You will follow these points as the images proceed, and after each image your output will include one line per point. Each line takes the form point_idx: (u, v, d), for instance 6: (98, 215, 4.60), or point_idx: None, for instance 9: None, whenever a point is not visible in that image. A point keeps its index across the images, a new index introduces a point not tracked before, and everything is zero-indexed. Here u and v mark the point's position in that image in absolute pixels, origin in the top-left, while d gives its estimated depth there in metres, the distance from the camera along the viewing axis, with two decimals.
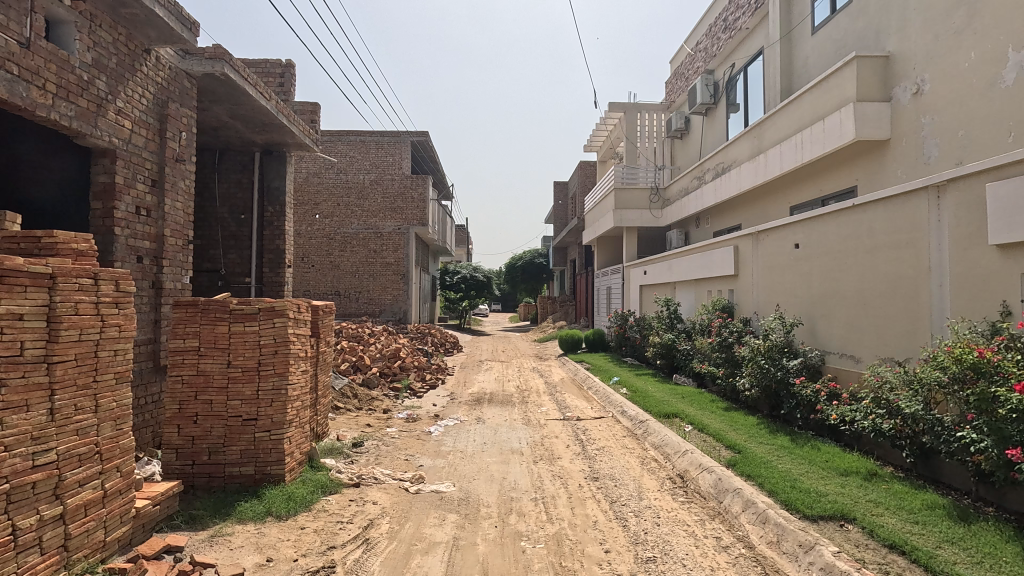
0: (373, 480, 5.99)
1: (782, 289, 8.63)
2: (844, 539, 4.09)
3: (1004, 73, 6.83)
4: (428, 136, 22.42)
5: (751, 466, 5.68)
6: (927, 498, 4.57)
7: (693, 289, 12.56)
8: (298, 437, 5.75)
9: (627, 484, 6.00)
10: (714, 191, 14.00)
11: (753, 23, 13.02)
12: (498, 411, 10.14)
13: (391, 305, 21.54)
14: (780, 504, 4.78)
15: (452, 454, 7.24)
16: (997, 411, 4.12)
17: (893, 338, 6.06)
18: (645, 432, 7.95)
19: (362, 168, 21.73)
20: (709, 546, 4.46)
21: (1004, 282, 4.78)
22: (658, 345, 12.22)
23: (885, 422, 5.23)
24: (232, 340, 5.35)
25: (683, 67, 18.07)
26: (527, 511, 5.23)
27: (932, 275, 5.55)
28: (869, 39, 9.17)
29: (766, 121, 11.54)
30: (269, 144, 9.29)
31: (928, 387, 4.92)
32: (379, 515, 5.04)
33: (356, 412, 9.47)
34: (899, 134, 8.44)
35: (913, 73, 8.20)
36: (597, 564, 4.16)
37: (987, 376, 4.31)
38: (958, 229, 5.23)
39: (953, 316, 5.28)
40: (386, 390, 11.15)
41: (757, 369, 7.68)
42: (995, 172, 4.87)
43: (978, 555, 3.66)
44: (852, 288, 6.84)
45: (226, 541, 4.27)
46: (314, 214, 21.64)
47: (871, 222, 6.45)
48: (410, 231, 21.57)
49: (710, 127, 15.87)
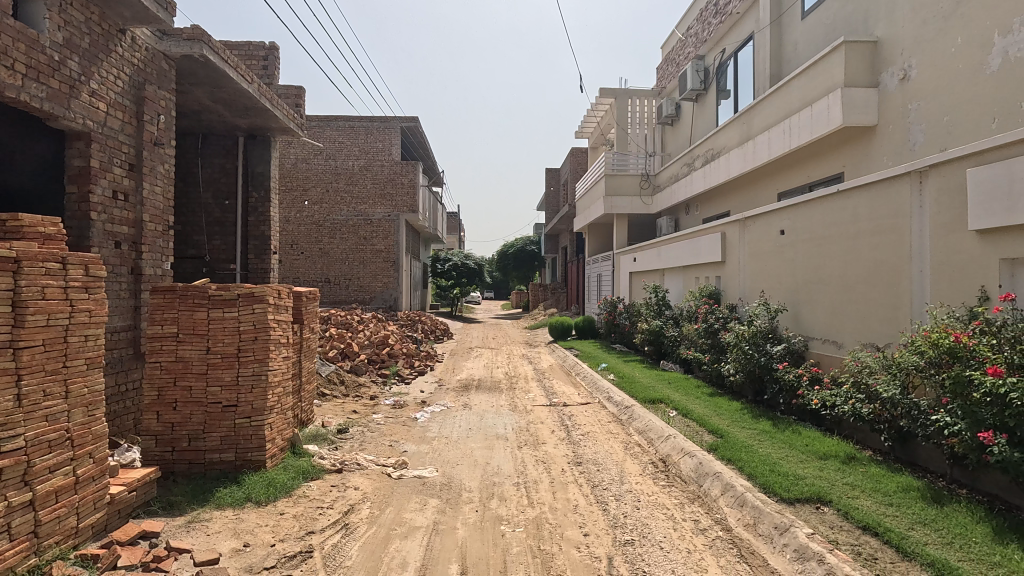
0: (356, 465, 5.99)
1: (767, 276, 8.65)
2: (819, 521, 4.14)
3: (989, 59, 6.81)
4: (417, 121, 22.15)
5: (732, 450, 5.71)
6: (902, 480, 4.63)
7: (681, 276, 12.58)
8: (279, 424, 5.72)
9: (610, 469, 6.04)
10: (704, 177, 13.98)
11: (743, 8, 12.91)
12: (485, 397, 10.15)
13: (382, 292, 21.45)
14: (759, 488, 4.82)
15: (437, 440, 7.23)
16: (971, 395, 4.11)
17: (875, 324, 6.09)
18: (630, 417, 8.00)
19: (352, 155, 21.50)
20: (687, 529, 4.50)
21: (983, 268, 4.78)
22: (647, 332, 12.27)
23: (864, 407, 5.29)
24: (211, 327, 5.30)
25: (674, 53, 17.91)
26: (509, 496, 5.25)
27: (913, 261, 5.57)
28: (857, 25, 9.12)
29: (755, 107, 11.51)
30: (252, 129, 9.14)
31: (907, 371, 4.94)
32: (360, 501, 5.04)
33: (343, 399, 9.46)
34: (887, 121, 8.42)
35: (900, 59, 8.18)
36: (576, 548, 4.18)
37: (963, 360, 4.29)
38: (941, 214, 5.23)
39: (933, 302, 5.30)
40: (375, 376, 11.15)
41: (741, 355, 7.72)
42: (976, 157, 4.86)
43: (948, 536, 3.71)
44: (835, 274, 6.87)
45: (203, 527, 4.26)
46: (303, 201, 21.40)
47: (855, 208, 6.45)
48: (400, 217, 21.48)
49: (700, 113, 15.81)
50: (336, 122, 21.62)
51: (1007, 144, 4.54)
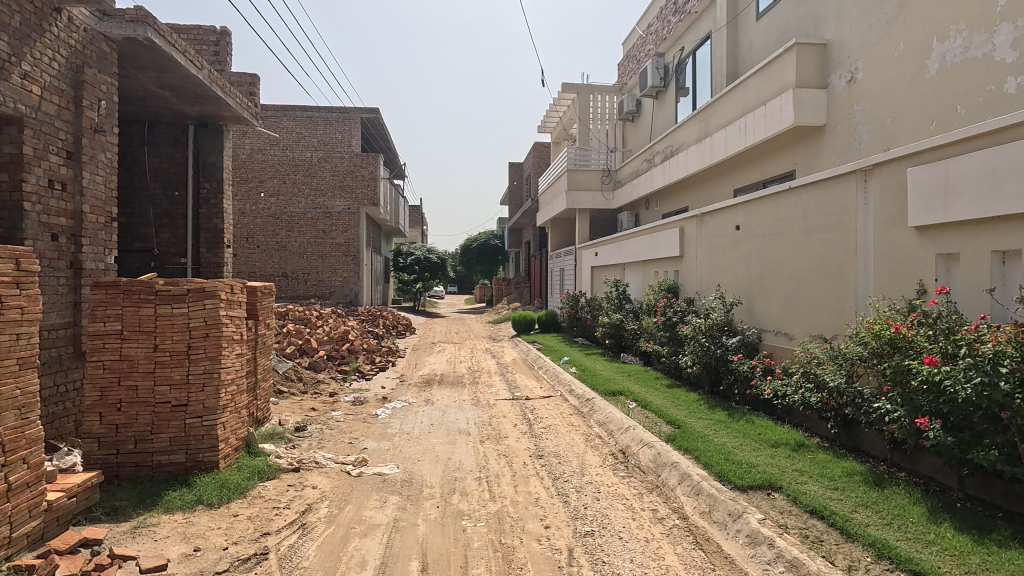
0: (314, 464, 5.86)
1: (723, 270, 8.88)
2: (769, 507, 4.29)
3: (928, 64, 7.16)
4: (378, 112, 21.74)
5: (689, 440, 5.85)
6: (847, 465, 4.85)
7: (641, 271, 12.78)
8: (233, 422, 5.54)
9: (571, 461, 6.11)
10: (663, 173, 14.24)
11: (701, 7, 13.17)
12: (448, 392, 10.10)
13: (341, 287, 21.03)
14: (714, 476, 4.97)
15: (398, 436, 7.14)
16: (909, 383, 4.32)
17: (823, 316, 6.35)
18: (591, 410, 8.11)
19: (310, 146, 20.92)
20: (646, 518, 4.60)
21: (921, 263, 5.03)
22: (608, 326, 12.45)
23: (813, 396, 5.51)
24: (159, 323, 5.08)
25: (634, 50, 18.14)
26: (471, 491, 5.23)
27: (858, 256, 5.82)
28: (808, 27, 9.44)
29: (712, 105, 11.78)
30: (203, 117, 8.78)
31: (852, 361, 5.16)
32: (318, 500, 4.93)
33: (301, 396, 9.26)
34: (835, 121, 8.75)
35: (848, 61, 8.51)
36: (536, 541, 4.21)
37: (903, 350, 4.49)
38: (884, 211, 5.46)
39: (876, 295, 5.54)
40: (334, 373, 10.94)
41: (698, 347, 7.93)
42: (915, 157, 5.10)
43: (888, 517, 3.91)
44: (786, 268, 7.12)
45: (150, 533, 4.10)
46: (259, 192, 20.75)
47: (805, 204, 6.69)
48: (360, 210, 21.09)
49: (660, 110, 16.08)
50: (293, 112, 20.92)
51: (943, 145, 4.79)
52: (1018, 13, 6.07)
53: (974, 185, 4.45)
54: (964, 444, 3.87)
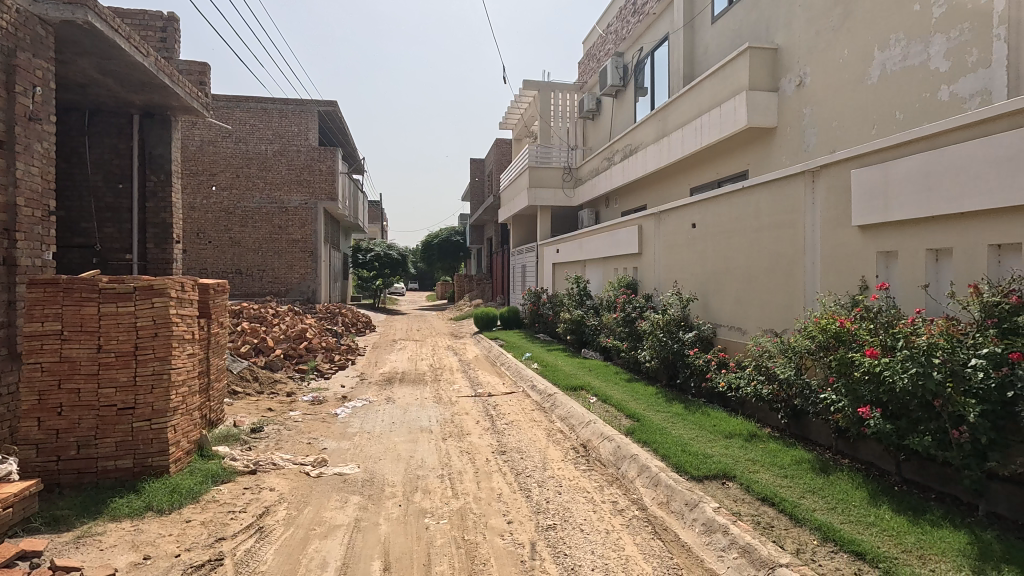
0: (271, 465, 5.72)
1: (680, 267, 9.12)
2: (724, 496, 4.45)
3: (870, 70, 7.53)
4: (336, 106, 21.29)
5: (647, 433, 5.99)
6: (796, 454, 5.07)
7: (601, 267, 12.96)
8: (185, 425, 5.35)
9: (533, 456, 6.16)
10: (622, 171, 14.47)
11: (659, 9, 13.45)
12: (409, 390, 10.01)
13: (298, 283, 20.54)
14: (671, 467, 5.11)
15: (359, 435, 7.04)
16: (852, 374, 4.55)
17: (774, 311, 6.61)
18: (553, 405, 8.20)
19: (264, 138, 20.28)
20: (606, 510, 4.69)
21: (862, 260, 5.31)
22: (569, 322, 12.60)
23: (765, 388, 5.74)
24: (103, 323, 4.84)
25: (594, 49, 18.35)
26: (433, 488, 5.21)
27: (806, 253, 6.08)
28: (760, 32, 9.77)
29: (669, 105, 12.05)
30: (149, 106, 8.40)
31: (800, 354, 5.40)
32: (277, 502, 4.82)
33: (257, 396, 9.00)
34: (785, 123, 9.11)
35: (796, 66, 8.87)
36: (499, 536, 4.24)
37: (847, 343, 4.72)
38: (830, 210, 5.73)
39: (822, 291, 5.81)
40: (292, 372, 10.68)
41: (657, 342, 8.13)
42: (858, 160, 5.37)
43: (833, 502, 4.12)
44: (739, 264, 7.37)
45: (95, 542, 3.92)
46: (210, 186, 19.95)
47: (757, 203, 6.94)
48: (318, 206, 20.59)
49: (620, 109, 16.34)
50: (246, 103, 20.24)
51: (883, 148, 5.05)
52: (951, 24, 6.44)
53: (911, 187, 4.72)
54: (901, 430, 4.11)
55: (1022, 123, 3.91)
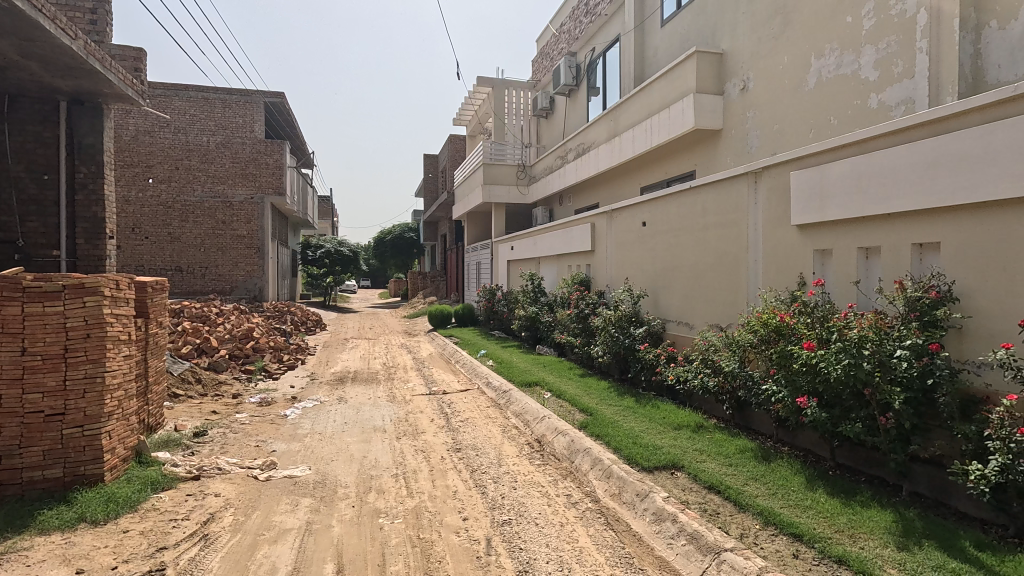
0: (216, 471, 5.50)
1: (631, 264, 9.33)
2: (673, 485, 4.60)
3: (807, 77, 7.93)
4: (284, 97, 20.64)
5: (599, 427, 6.12)
6: (740, 443, 5.30)
7: (555, 264, 13.10)
8: (121, 430, 5.08)
9: (488, 453, 6.18)
10: (575, 169, 14.65)
11: (611, 10, 13.67)
12: (362, 389, 9.84)
13: (244, 281, 19.79)
14: (623, 459, 5.25)
15: (309, 436, 6.88)
16: (792, 366, 4.78)
17: (720, 306, 6.86)
18: (508, 402, 8.24)
19: (206, 129, 19.39)
20: (560, 504, 4.77)
21: (801, 257, 5.59)
22: (524, 318, 12.68)
23: (711, 380, 5.97)
24: (27, 324, 4.52)
25: (547, 47, 18.50)
26: (387, 488, 5.15)
27: (749, 250, 6.34)
28: (707, 36, 10.10)
29: (621, 106, 12.29)
30: (77, 92, 7.88)
31: (744, 348, 5.64)
32: (222, 508, 4.65)
33: (200, 399, 8.63)
34: (730, 126, 9.47)
35: (740, 71, 9.23)
36: (455, 533, 4.24)
37: (787, 336, 4.96)
38: (771, 210, 6.00)
39: (764, 287, 6.08)
40: (237, 373, 10.29)
41: (609, 338, 8.31)
42: (797, 162, 5.64)
43: (773, 488, 4.33)
44: (687, 261, 7.61)
45: (21, 558, 3.68)
46: (147, 178, 18.90)
47: (704, 203, 7.19)
48: (265, 200, 19.91)
49: (573, 108, 16.53)
50: (186, 91, 19.28)
51: (820, 151, 5.33)
52: (879, 36, 6.86)
53: (845, 188, 5.00)
54: (835, 418, 4.36)
55: (942, 130, 4.20)
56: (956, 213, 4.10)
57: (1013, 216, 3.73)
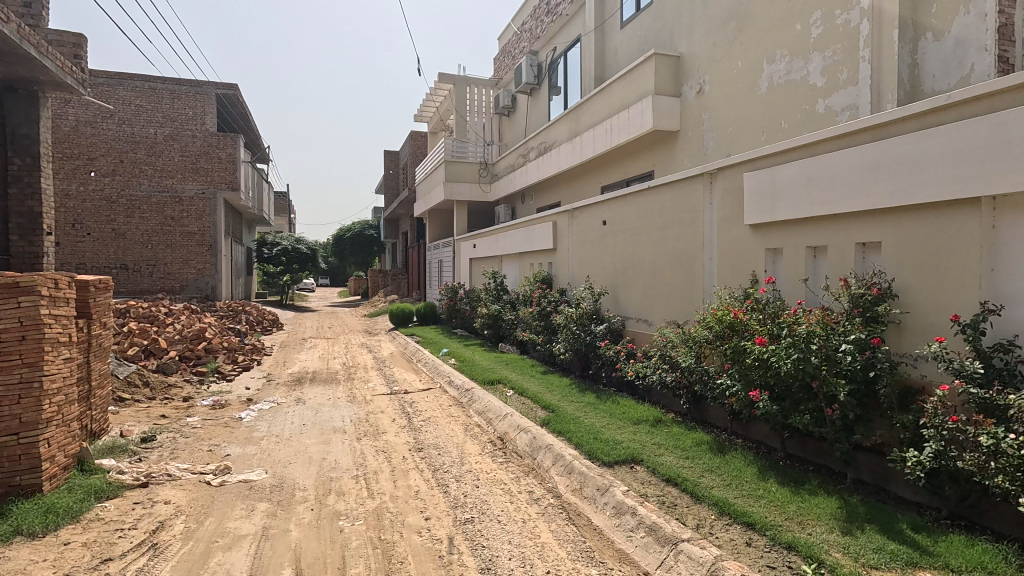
0: (166, 477, 5.29)
1: (592, 262, 9.45)
2: (632, 479, 4.70)
3: (759, 82, 8.21)
4: (237, 89, 20.08)
5: (561, 423, 6.19)
6: (696, 436, 5.45)
7: (517, 262, 13.14)
8: (61, 437, 4.82)
9: (450, 452, 6.15)
10: (537, 168, 14.73)
11: (572, 10, 13.79)
12: (321, 390, 9.64)
13: (195, 280, 19.10)
14: (584, 455, 5.32)
15: (266, 439, 6.69)
16: (745, 361, 4.95)
17: (677, 303, 7.04)
18: (470, 400, 8.23)
19: (153, 121, 18.56)
20: (522, 500, 4.80)
21: (753, 256, 5.80)
22: (486, 316, 12.67)
23: (669, 375, 6.12)
24: None
25: (509, 46, 18.52)
26: (348, 490, 5.07)
27: (705, 249, 6.52)
28: (665, 39, 10.32)
29: (581, 106, 12.43)
30: (10, 79, 7.41)
31: (699, 344, 5.81)
32: (173, 516, 4.48)
33: (148, 403, 8.26)
34: (687, 127, 9.71)
35: (697, 74, 9.48)
36: (417, 533, 4.21)
37: (740, 332, 5.14)
38: (725, 209, 6.19)
39: (719, 284, 6.27)
40: (188, 375, 9.93)
41: (571, 335, 8.41)
42: (750, 164, 5.84)
43: (728, 479, 4.48)
44: (646, 260, 7.77)
45: None
46: (88, 171, 17.76)
47: (662, 202, 7.36)
48: (217, 195, 19.28)
49: (534, 107, 16.62)
50: (131, 81, 18.41)
51: (772, 153, 5.53)
52: (826, 44, 7.16)
53: (794, 189, 5.20)
54: (785, 410, 4.54)
55: (883, 135, 4.42)
56: (895, 214, 4.33)
57: (947, 218, 3.96)
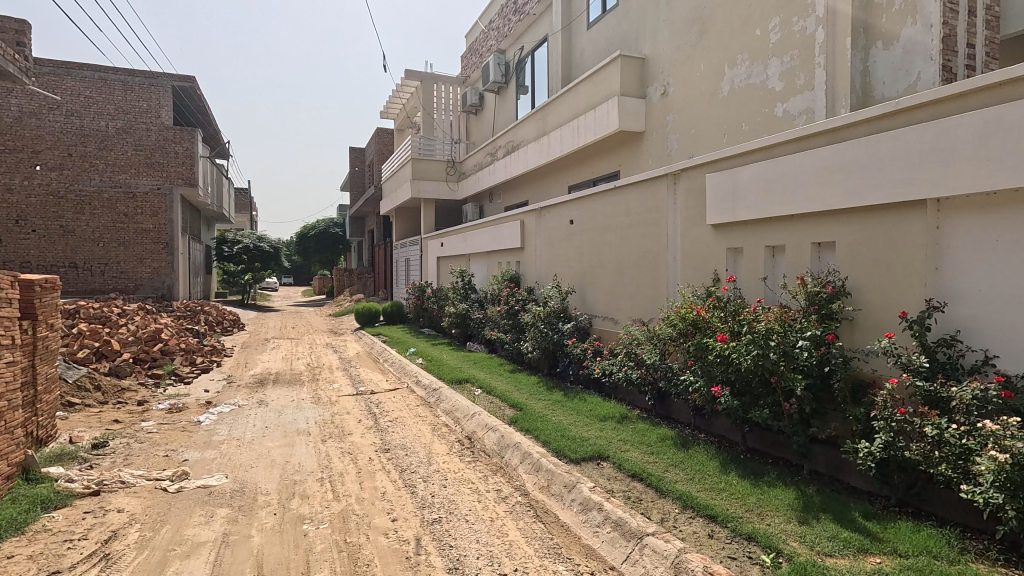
0: (119, 484, 5.08)
1: (559, 261, 9.52)
2: (599, 475, 4.76)
3: (721, 85, 8.42)
4: (194, 82, 19.50)
5: (529, 421, 6.22)
6: (661, 432, 5.56)
7: (485, 261, 13.12)
8: (4, 445, 4.58)
9: (417, 452, 6.10)
10: (505, 167, 14.74)
11: (539, 10, 13.84)
12: (284, 391, 9.42)
13: (151, 279, 18.35)
14: (551, 452, 5.36)
15: (226, 443, 6.50)
16: (707, 358, 5.07)
17: (642, 301, 7.15)
18: (438, 399, 8.18)
19: (104, 113, 17.79)
20: (490, 499, 4.80)
21: (715, 255, 5.94)
22: (454, 315, 12.62)
23: (634, 372, 6.22)
24: None
25: (476, 44, 18.47)
26: (312, 493, 4.97)
27: (669, 248, 6.65)
28: (630, 41, 10.46)
29: (548, 105, 12.50)
30: None
31: (663, 341, 5.92)
32: (126, 524, 4.31)
33: (99, 408, 7.91)
34: (651, 128, 9.88)
35: (661, 77, 9.65)
36: (383, 535, 4.16)
37: (703, 329, 5.26)
38: (689, 209, 6.32)
39: (682, 283, 6.40)
40: (143, 378, 9.55)
41: (538, 333, 8.45)
42: (712, 166, 5.97)
43: (691, 472, 4.59)
44: (612, 258, 7.88)
45: None
46: (33, 164, 16.96)
47: (628, 202, 7.46)
48: (174, 192, 18.54)
49: (502, 106, 16.62)
50: (79, 71, 17.63)
51: (733, 155, 5.67)
52: (784, 50, 7.39)
53: (754, 190, 5.35)
54: (745, 405, 4.67)
55: (838, 139, 4.59)
56: (849, 215, 4.50)
57: (896, 219, 4.15)
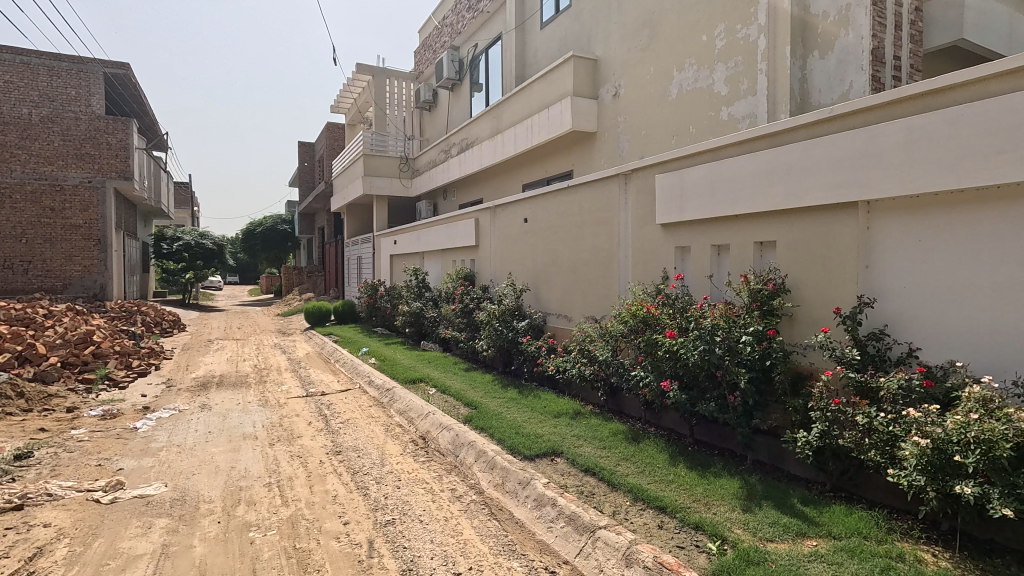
0: (46, 497, 4.75)
1: (513, 259, 9.55)
2: (553, 471, 4.81)
3: (670, 88, 8.65)
4: (128, 69, 18.43)
5: (483, 419, 6.22)
6: (613, 426, 5.67)
7: (439, 259, 13.01)
8: None
9: (370, 454, 5.99)
10: (459, 164, 14.66)
11: (493, 7, 13.81)
12: (229, 395, 9.04)
13: (80, 278, 17.22)
14: (506, 450, 5.38)
15: (165, 450, 6.18)
16: (657, 353, 5.21)
17: (595, 299, 7.27)
18: (391, 399, 8.06)
19: (27, 100, 16.58)
20: (445, 499, 4.77)
21: (664, 253, 6.10)
22: (408, 314, 12.47)
23: (587, 369, 6.32)
24: None
25: (430, 39, 18.26)
26: (259, 499, 4.80)
27: (621, 247, 6.78)
28: (583, 42, 10.59)
29: (502, 104, 12.51)
30: None
31: (615, 338, 6.04)
32: (54, 539, 4.04)
33: (22, 416, 7.38)
34: (603, 129, 10.04)
35: (613, 78, 9.82)
36: (334, 539, 4.07)
37: (653, 325, 5.39)
38: (639, 209, 6.47)
39: (633, 281, 6.54)
40: (73, 383, 8.96)
41: (493, 331, 8.46)
42: (661, 166, 6.13)
43: (642, 466, 4.70)
44: (565, 257, 7.96)
45: None
46: None
47: (581, 201, 7.56)
48: (106, 185, 17.44)
49: (456, 103, 16.51)
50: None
51: (681, 156, 5.84)
52: (729, 56, 7.66)
53: (701, 190, 5.52)
54: (693, 398, 4.83)
55: (779, 143, 4.80)
56: (788, 216, 4.72)
57: (831, 221, 4.37)
